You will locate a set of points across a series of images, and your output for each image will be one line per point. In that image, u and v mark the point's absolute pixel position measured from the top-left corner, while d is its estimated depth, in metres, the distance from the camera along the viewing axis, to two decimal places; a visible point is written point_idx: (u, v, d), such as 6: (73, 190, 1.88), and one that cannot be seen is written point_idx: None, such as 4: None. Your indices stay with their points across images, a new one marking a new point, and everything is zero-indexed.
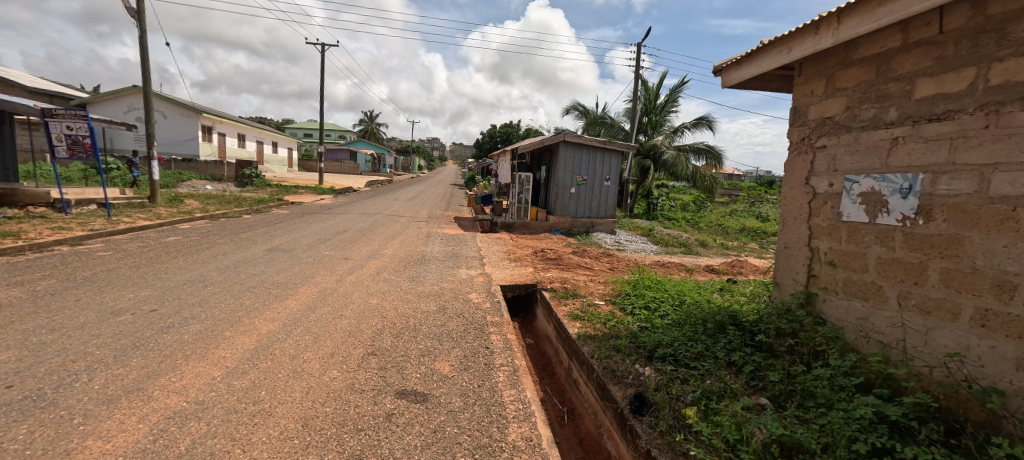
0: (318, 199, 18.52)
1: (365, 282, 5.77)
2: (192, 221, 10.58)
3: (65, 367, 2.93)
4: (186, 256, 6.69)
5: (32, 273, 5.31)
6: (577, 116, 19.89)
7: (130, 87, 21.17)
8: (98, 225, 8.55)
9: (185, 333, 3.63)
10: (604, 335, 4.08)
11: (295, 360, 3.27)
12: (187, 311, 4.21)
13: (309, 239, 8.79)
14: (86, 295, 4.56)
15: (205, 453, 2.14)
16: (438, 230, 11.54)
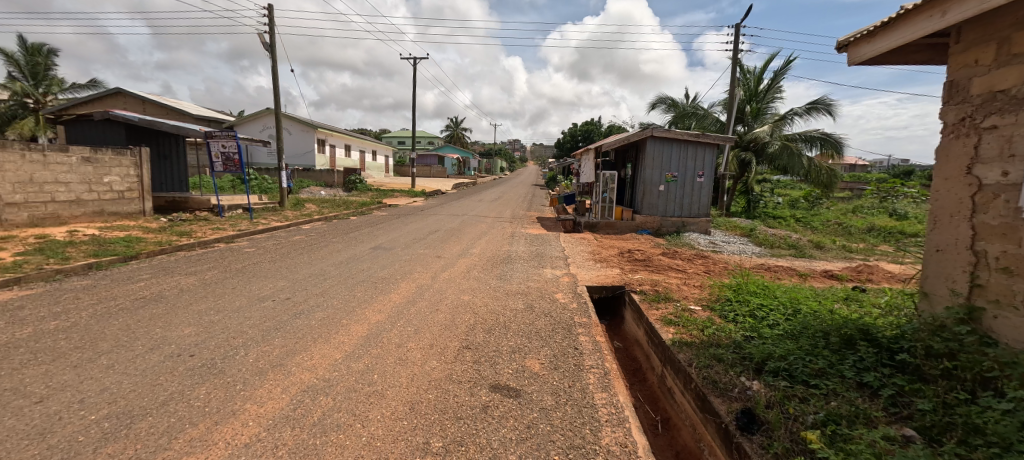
0: (412, 201, 20.04)
1: (456, 279, 6.10)
2: (312, 222, 12.16)
3: (229, 341, 3.57)
4: (309, 252, 7.70)
5: (202, 265, 6.55)
6: (666, 109, 18.78)
7: (264, 110, 25.01)
8: (244, 227, 10.25)
9: (313, 319, 4.20)
10: (703, 343, 3.80)
11: (400, 349, 3.58)
12: (311, 300, 4.84)
13: (406, 238, 9.56)
14: (238, 284, 5.50)
15: (333, 424, 2.45)
16: (523, 229, 11.75)
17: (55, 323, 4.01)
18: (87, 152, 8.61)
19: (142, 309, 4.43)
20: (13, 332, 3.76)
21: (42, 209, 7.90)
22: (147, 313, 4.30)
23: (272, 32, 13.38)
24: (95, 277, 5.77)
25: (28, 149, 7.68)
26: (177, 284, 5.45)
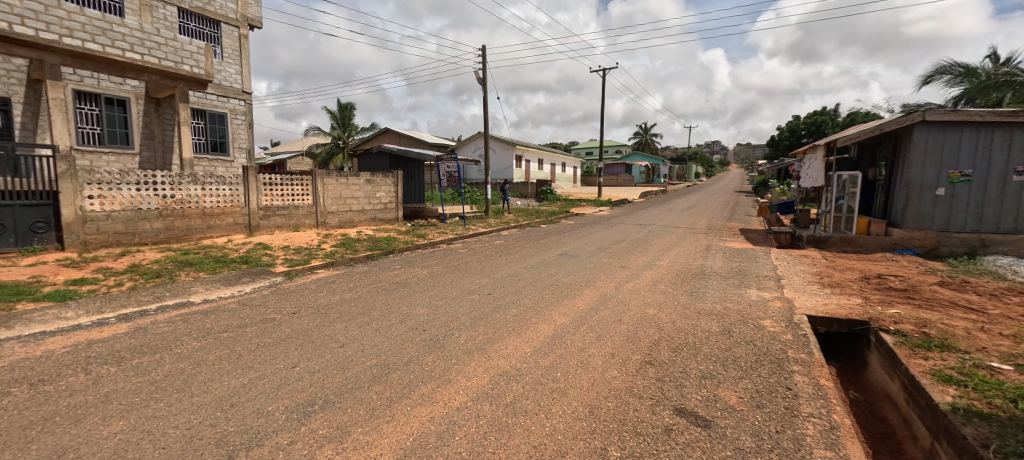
0: (599, 210, 20.33)
1: (641, 291, 5.91)
2: (509, 229, 13.72)
3: (449, 323, 4.41)
4: (507, 256, 8.73)
5: (431, 261, 8.24)
6: (953, 81, 13.71)
7: (476, 133, 29.56)
8: (459, 232, 12.35)
9: (509, 314, 4.77)
10: (1015, 421, 2.61)
11: (582, 353, 3.70)
12: (507, 297, 5.50)
13: (591, 247, 9.77)
14: (455, 278, 6.70)
15: (521, 409, 2.74)
16: (721, 242, 10.45)
17: (349, 294, 5.75)
18: (369, 175, 11.93)
19: (394, 290, 5.89)
20: (329, 298, 5.56)
21: (344, 216, 11.35)
22: (398, 294, 5.71)
23: (484, 67, 15.81)
24: (370, 265, 7.98)
25: (338, 176, 11.16)
26: (415, 274, 7.01)
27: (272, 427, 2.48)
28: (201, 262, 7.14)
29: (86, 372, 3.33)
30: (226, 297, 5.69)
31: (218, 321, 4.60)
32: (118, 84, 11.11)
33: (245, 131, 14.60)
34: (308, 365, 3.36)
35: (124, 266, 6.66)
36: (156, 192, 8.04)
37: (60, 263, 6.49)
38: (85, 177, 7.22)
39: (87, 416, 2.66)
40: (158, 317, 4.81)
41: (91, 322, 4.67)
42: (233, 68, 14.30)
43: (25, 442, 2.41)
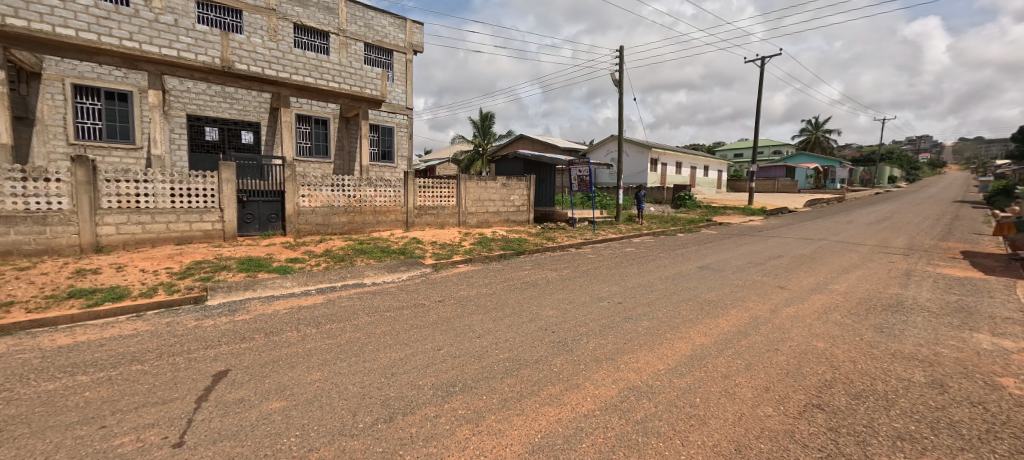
0: (749, 220, 17.89)
1: (806, 318, 4.99)
2: (641, 236, 13.05)
3: (577, 327, 4.42)
4: (639, 264, 8.31)
5: (560, 264, 8.36)
6: None
7: (610, 136, 28.90)
8: (588, 236, 12.26)
9: (640, 325, 4.55)
10: None
11: (727, 381, 3.29)
12: (639, 308, 5.22)
13: (739, 261, 8.64)
14: (584, 283, 6.66)
15: (653, 430, 2.57)
16: (927, 267, 8.17)
17: (486, 289, 6.20)
18: (505, 179, 12.71)
19: (525, 290, 6.13)
20: (469, 291, 6.10)
21: (482, 216, 12.30)
22: (530, 293, 5.95)
23: (622, 69, 15.36)
24: (503, 263, 8.48)
25: (478, 180, 12.16)
26: (545, 275, 7.20)
27: (422, 399, 2.83)
28: (371, 251, 8.57)
29: (296, 330, 4.31)
30: (388, 281, 6.71)
31: (382, 301, 5.47)
32: (323, 107, 14.31)
33: (406, 141, 16.99)
34: (452, 350, 3.74)
35: (320, 250, 8.39)
36: (344, 193, 9.93)
37: (281, 245, 8.50)
38: (301, 181, 9.35)
39: (297, 365, 3.43)
40: (341, 293, 5.94)
41: (298, 292, 6.02)
42: (400, 88, 16.95)
43: (262, 376, 3.24)
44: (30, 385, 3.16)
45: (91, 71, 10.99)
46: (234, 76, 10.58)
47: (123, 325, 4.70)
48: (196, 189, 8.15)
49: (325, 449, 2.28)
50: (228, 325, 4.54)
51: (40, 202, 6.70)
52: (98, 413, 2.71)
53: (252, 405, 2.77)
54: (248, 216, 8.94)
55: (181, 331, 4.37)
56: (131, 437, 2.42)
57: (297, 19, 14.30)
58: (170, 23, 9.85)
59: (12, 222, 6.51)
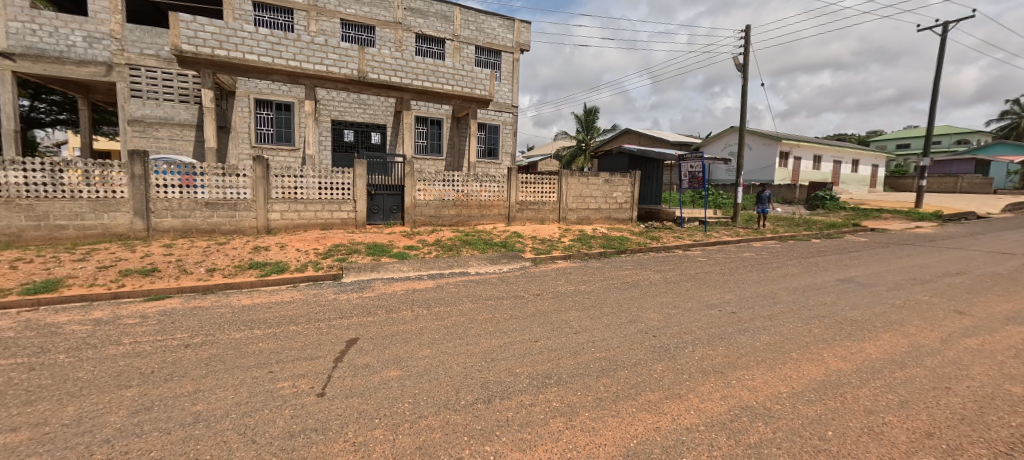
0: (913, 226, 14.65)
1: (994, 354, 3.94)
2: (764, 241, 11.61)
3: (683, 334, 4.15)
4: (760, 272, 7.43)
5: (666, 266, 7.89)
6: None
7: (729, 128, 26.17)
8: (699, 238, 11.34)
9: (758, 339, 4.08)
10: None
11: (872, 414, 2.76)
12: (757, 320, 4.69)
13: (896, 276, 7.16)
14: (691, 287, 6.19)
15: (768, 458, 2.29)
16: None
17: (585, 286, 6.13)
18: (608, 176, 12.40)
19: (627, 290, 5.94)
20: (567, 287, 6.12)
21: (582, 213, 12.17)
22: (631, 294, 5.72)
23: (747, 52, 13.76)
24: (603, 261, 8.29)
25: (580, 176, 12.06)
26: (648, 277, 6.88)
27: (518, 387, 2.95)
28: (476, 242, 9.10)
29: (411, 310, 4.81)
30: (490, 272, 7.05)
31: (485, 290, 5.79)
32: (438, 109, 15.53)
33: (511, 139, 17.56)
34: (549, 343, 3.81)
35: (432, 240, 9.17)
36: (454, 187, 10.69)
37: (400, 234, 9.50)
38: (418, 177, 10.32)
39: (411, 340, 3.84)
40: (449, 280, 6.44)
41: (413, 276, 6.68)
42: (507, 87, 17.58)
43: (384, 347, 3.69)
44: (224, 333, 4.08)
45: (267, 87, 13.57)
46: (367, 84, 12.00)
47: (282, 293, 5.76)
48: (337, 183, 9.54)
49: (432, 418, 2.53)
50: (359, 300, 5.27)
51: (232, 192, 8.56)
52: (267, 360, 3.39)
53: (376, 370, 3.19)
54: (375, 207, 10.15)
55: (323, 302, 5.19)
56: (289, 382, 2.99)
57: (419, 29, 15.92)
58: (322, 43, 11.57)
59: (215, 208, 8.42)
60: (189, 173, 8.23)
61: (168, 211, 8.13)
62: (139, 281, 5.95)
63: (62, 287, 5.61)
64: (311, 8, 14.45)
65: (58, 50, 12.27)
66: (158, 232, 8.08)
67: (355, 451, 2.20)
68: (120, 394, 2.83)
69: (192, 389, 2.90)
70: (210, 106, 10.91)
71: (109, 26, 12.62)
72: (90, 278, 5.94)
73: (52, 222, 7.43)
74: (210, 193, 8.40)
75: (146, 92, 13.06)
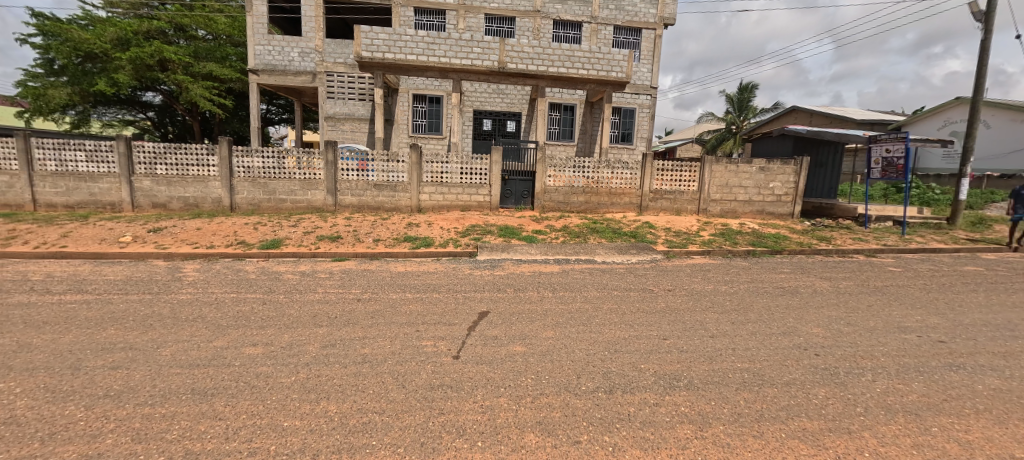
0: None
1: None
2: (999, 252, 8.67)
3: (857, 358, 3.39)
4: (988, 293, 5.59)
5: (838, 273, 6.54)
6: None
7: (952, 101, 19.97)
8: (891, 242, 9.05)
9: (979, 381, 3.09)
10: None
11: None
12: (978, 356, 3.56)
13: None
14: (874, 302, 5.02)
15: None
16: None
17: (726, 287, 5.50)
18: (764, 163, 10.75)
19: (782, 297, 5.13)
20: (704, 285, 5.56)
21: (728, 205, 10.84)
22: (786, 302, 4.92)
23: None
24: (751, 261, 7.28)
25: (728, 163, 10.72)
26: (812, 284, 5.80)
27: (643, 383, 2.82)
28: (604, 231, 8.90)
29: (537, 291, 4.99)
30: (618, 262, 6.84)
31: (611, 280, 5.65)
32: (571, 95, 15.46)
33: (648, 123, 16.50)
34: (680, 343, 3.54)
35: (559, 226, 9.29)
36: (584, 174, 10.59)
37: (530, 218, 9.85)
38: (549, 163, 10.51)
39: (536, 320, 4.00)
40: (575, 266, 6.47)
41: (540, 260, 6.90)
42: (646, 67, 16.43)
43: (512, 323, 3.92)
44: (384, 293, 4.86)
45: (423, 83, 15.29)
46: (506, 74, 12.54)
47: (427, 264, 6.55)
48: (476, 169, 10.31)
49: (553, 397, 2.60)
50: (491, 277, 5.68)
51: (393, 176, 10.00)
52: (414, 320, 3.92)
53: (504, 344, 3.40)
54: (508, 191, 10.69)
55: (460, 275, 5.75)
56: (432, 342, 3.41)
57: (557, 15, 15.98)
58: (469, 39, 12.49)
59: (381, 189, 9.96)
60: (363, 159, 9.85)
61: (348, 190, 9.91)
62: (328, 245, 7.45)
63: (281, 245, 7.36)
64: (460, 7, 15.70)
65: (282, 64, 15.87)
66: (342, 207, 9.93)
67: (484, 412, 2.41)
68: (316, 331, 3.61)
69: (361, 335, 3.53)
70: (379, 103, 12.84)
71: (314, 42, 15.78)
72: (298, 240, 7.65)
73: (277, 196, 9.78)
74: (377, 176, 9.96)
75: (337, 92, 16.01)
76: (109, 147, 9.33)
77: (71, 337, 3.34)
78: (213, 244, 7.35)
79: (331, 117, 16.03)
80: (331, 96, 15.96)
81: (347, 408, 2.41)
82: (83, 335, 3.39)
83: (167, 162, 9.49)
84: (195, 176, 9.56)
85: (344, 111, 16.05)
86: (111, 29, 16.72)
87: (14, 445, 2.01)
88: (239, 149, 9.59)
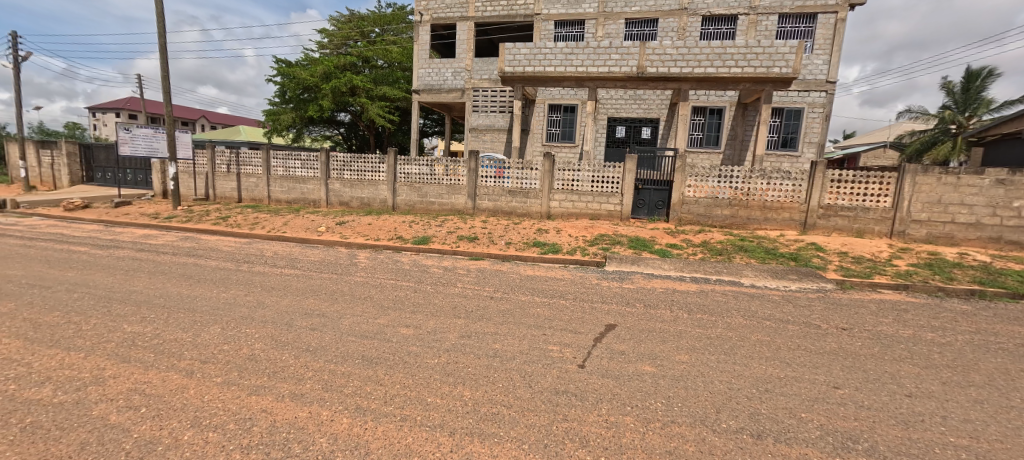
0: None
1: None
2: None
3: None
4: None
5: None
6: None
7: None
8: None
9: None
10: None
11: None
12: None
13: None
14: None
15: None
16: None
17: (932, 335, 4.27)
18: (1003, 174, 8.07)
19: None
20: (896, 328, 4.42)
21: (939, 228, 8.44)
22: None
23: None
24: (975, 305, 5.51)
25: (942, 173, 8.34)
26: None
27: (803, 435, 2.39)
28: (755, 250, 7.80)
29: (670, 310, 4.64)
30: (771, 288, 5.91)
31: (761, 307, 4.92)
32: (720, 96, 14.01)
33: (820, 125, 13.90)
34: (856, 395, 2.90)
35: (698, 241, 8.48)
36: (732, 185, 9.46)
37: (664, 231, 9.23)
38: (690, 172, 9.72)
39: (668, 341, 3.72)
40: (717, 287, 5.83)
41: (674, 276, 6.39)
42: (822, 58, 13.82)
43: (640, 340, 3.73)
44: (514, 293, 5.13)
45: (560, 93, 15.67)
46: (645, 79, 12.01)
47: (555, 271, 6.65)
48: (609, 178, 10.10)
49: (687, 428, 2.39)
50: (619, 290, 5.48)
51: (527, 183, 10.48)
52: (542, 324, 4.03)
53: (631, 361, 3.26)
54: (640, 201, 10.18)
55: (587, 284, 5.70)
56: (558, 347, 3.46)
57: (707, 10, 14.73)
58: (607, 45, 12.32)
59: (515, 195, 10.52)
60: (501, 167, 10.57)
61: (486, 195, 10.71)
62: (467, 245, 8.18)
63: (429, 242, 8.37)
64: (600, 15, 15.70)
65: (439, 83, 18.11)
66: (480, 211, 10.79)
67: (608, 428, 2.35)
68: (455, 321, 3.99)
69: (493, 331, 3.78)
70: (517, 114, 13.60)
71: (465, 63, 17.57)
72: (442, 239, 8.59)
73: (428, 199, 11.12)
74: (512, 183, 10.56)
75: (481, 106, 17.48)
76: (315, 157, 11.94)
77: (286, 300, 4.37)
78: (379, 237, 8.75)
79: (475, 128, 17.55)
80: (477, 110, 17.50)
81: (479, 396, 2.61)
82: (294, 300, 4.40)
83: (351, 169, 11.68)
84: (369, 180, 11.53)
85: (486, 122, 17.41)
86: (321, 66, 21.27)
87: (253, 374, 2.72)
88: (403, 158, 11.25)
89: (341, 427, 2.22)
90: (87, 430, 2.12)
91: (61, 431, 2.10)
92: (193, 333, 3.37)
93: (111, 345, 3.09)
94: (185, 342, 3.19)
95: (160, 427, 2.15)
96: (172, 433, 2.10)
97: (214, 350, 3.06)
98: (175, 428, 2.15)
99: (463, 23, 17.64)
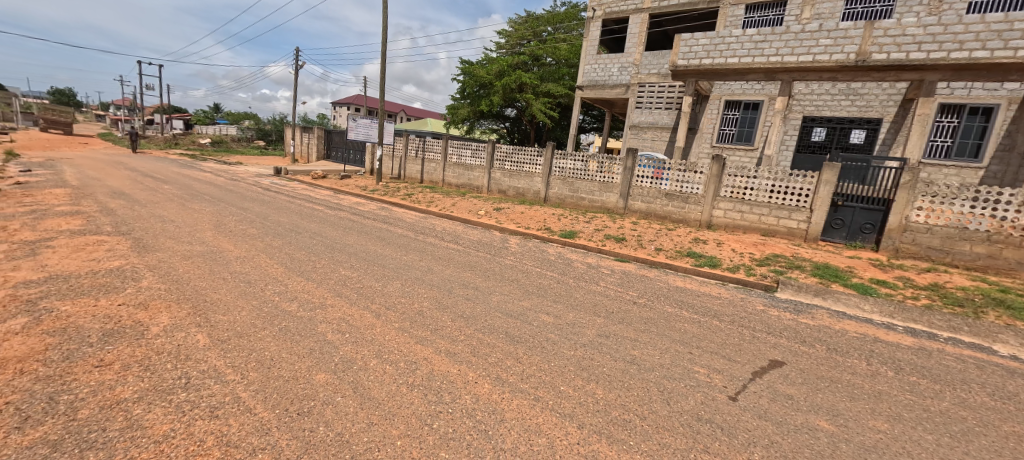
0: None
1: None
2: None
3: None
4: None
5: None
6: None
7: None
8: None
9: None
10: None
11: None
12: None
13: None
14: None
15: None
16: None
17: None
18: None
19: None
20: None
21: None
22: None
23: None
24: None
25: None
26: None
27: None
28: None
29: (866, 363, 3.70)
30: None
31: (1023, 390, 3.52)
32: (992, 90, 10.30)
33: None
34: None
35: (925, 282, 6.47)
36: (995, 213, 6.90)
37: (870, 262, 7.33)
38: (922, 190, 7.47)
39: (859, 399, 2.98)
40: (946, 347, 4.38)
41: (875, 320, 5.06)
42: None
43: (815, 388, 3.09)
44: (659, 303, 4.81)
45: (741, 88, 13.80)
46: (866, 68, 9.62)
47: (710, 286, 5.98)
48: (796, 188, 8.50)
49: None
50: (792, 323, 4.61)
51: (689, 186, 9.60)
52: (688, 341, 3.70)
53: (800, 409, 2.73)
54: (838, 221, 8.31)
55: (749, 309, 4.97)
56: (705, 370, 3.13)
57: None
58: (815, 29, 10.22)
59: (672, 198, 9.78)
60: (660, 167, 9.94)
61: (641, 196, 10.22)
62: (613, 245, 7.98)
63: (576, 237, 8.47)
64: None
65: (604, 79, 17.90)
66: (632, 212, 10.37)
67: None
68: (594, 319, 3.98)
69: (633, 337, 3.64)
70: (687, 110, 12.52)
71: (633, 57, 16.97)
72: (589, 235, 8.59)
73: (580, 194, 11.20)
74: (671, 185, 9.84)
75: (646, 102, 16.62)
76: (483, 148, 13.22)
77: (449, 271, 5.02)
78: (530, 226, 9.24)
79: (637, 125, 16.81)
80: (640, 106, 16.72)
81: (611, 398, 2.56)
82: (454, 272, 5.01)
83: (512, 160, 12.56)
84: (527, 172, 12.23)
85: (649, 119, 16.49)
86: (496, 65, 23.31)
87: (420, 327, 3.22)
88: (560, 153, 11.56)
89: (483, 390, 2.46)
90: (314, 340, 2.84)
91: (300, 337, 2.86)
92: (382, 284, 4.18)
93: (332, 282, 4.07)
94: (375, 291, 3.96)
95: (357, 351, 2.74)
96: (364, 359, 2.66)
97: (393, 301, 3.73)
98: (365, 355, 2.71)
99: (636, 16, 16.98)
